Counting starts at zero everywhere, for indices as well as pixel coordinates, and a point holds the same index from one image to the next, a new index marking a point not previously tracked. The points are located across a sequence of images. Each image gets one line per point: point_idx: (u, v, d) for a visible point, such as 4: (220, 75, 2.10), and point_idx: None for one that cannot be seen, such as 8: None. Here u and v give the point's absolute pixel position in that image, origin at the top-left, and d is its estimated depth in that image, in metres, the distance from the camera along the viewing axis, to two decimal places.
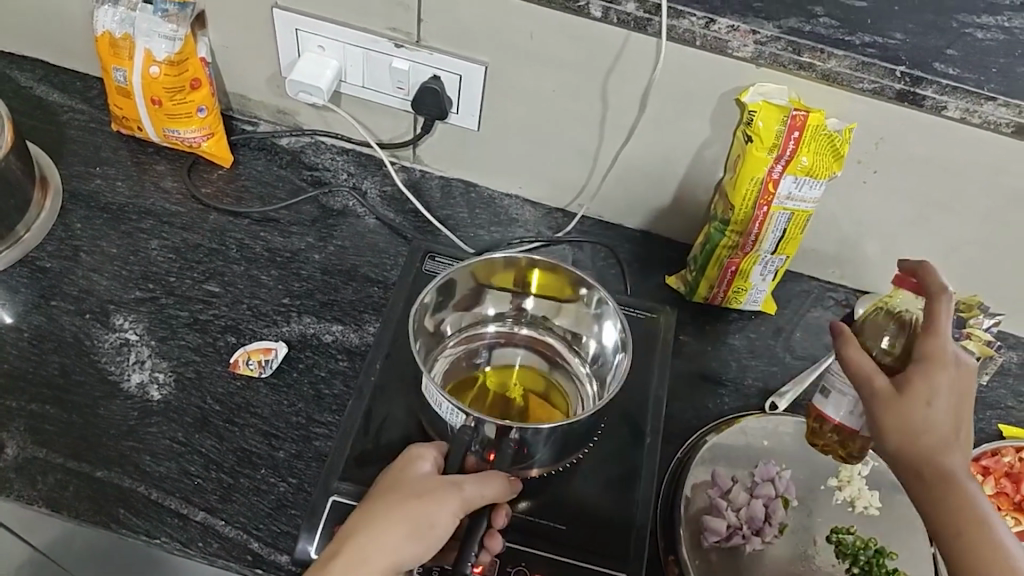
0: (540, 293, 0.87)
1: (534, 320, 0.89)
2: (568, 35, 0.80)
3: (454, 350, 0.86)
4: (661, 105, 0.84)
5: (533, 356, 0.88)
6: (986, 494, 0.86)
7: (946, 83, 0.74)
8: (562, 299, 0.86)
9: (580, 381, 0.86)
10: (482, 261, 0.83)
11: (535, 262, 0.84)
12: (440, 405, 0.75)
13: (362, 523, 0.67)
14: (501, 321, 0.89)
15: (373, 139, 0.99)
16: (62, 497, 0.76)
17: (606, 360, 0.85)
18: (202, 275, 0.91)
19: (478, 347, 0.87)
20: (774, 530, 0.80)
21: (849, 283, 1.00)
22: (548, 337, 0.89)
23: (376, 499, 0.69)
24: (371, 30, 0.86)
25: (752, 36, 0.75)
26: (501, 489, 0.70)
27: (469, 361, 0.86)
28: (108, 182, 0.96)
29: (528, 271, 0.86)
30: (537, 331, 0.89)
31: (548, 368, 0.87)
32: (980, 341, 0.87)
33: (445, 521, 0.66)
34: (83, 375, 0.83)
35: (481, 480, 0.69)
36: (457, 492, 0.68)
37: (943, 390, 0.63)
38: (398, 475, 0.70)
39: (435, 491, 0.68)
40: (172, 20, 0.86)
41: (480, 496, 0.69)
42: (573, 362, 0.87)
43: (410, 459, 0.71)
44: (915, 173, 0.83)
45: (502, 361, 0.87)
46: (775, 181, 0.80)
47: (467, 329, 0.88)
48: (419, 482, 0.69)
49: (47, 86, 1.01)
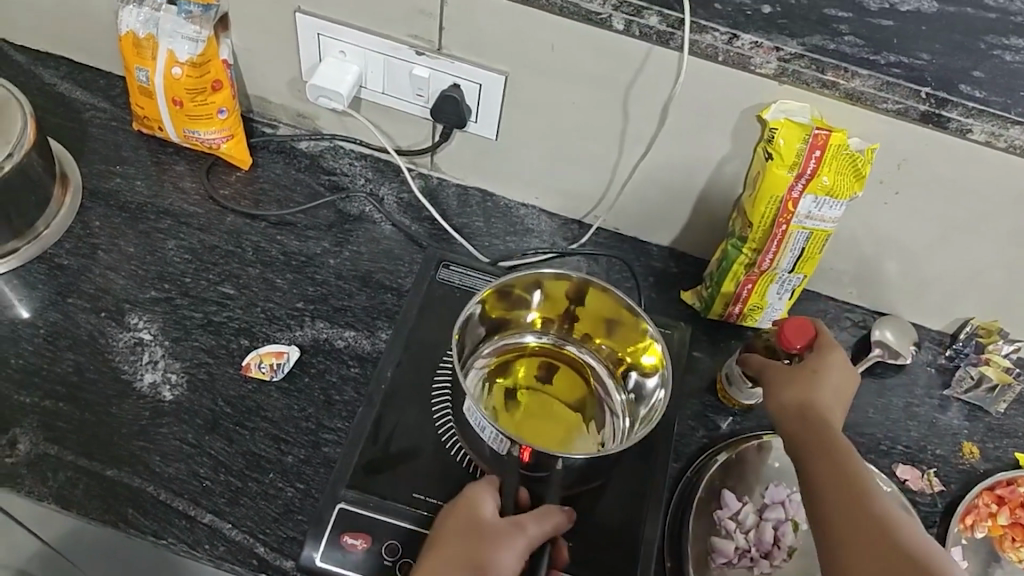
0: (585, 313, 0.86)
1: (575, 336, 0.88)
2: (591, 47, 0.80)
3: (487, 360, 0.85)
4: (682, 119, 0.83)
5: (571, 370, 0.87)
6: (1000, 525, 0.86)
7: (972, 105, 0.73)
8: (608, 322, 0.85)
9: (614, 409, 0.85)
10: (531, 275, 0.82)
11: (589, 285, 0.83)
12: (482, 430, 0.76)
13: (437, 560, 0.69)
14: (542, 331, 0.88)
15: (391, 146, 0.99)
16: (73, 495, 0.77)
17: (647, 393, 0.84)
18: (217, 277, 0.91)
19: (510, 356, 0.86)
20: (783, 554, 0.81)
21: (866, 303, 0.98)
22: (589, 354, 0.88)
23: (446, 537, 0.70)
24: (393, 37, 0.86)
25: (775, 53, 0.74)
26: (561, 523, 0.71)
27: (503, 371, 0.85)
28: (127, 182, 0.96)
29: (579, 292, 0.84)
30: (577, 345, 0.88)
31: (586, 385, 0.86)
32: (998, 368, 0.94)
33: (513, 560, 0.67)
34: (97, 374, 0.84)
35: (540, 518, 0.71)
36: (521, 533, 0.69)
37: (839, 369, 0.76)
38: (463, 515, 0.71)
39: (498, 535, 0.68)
40: (195, 21, 0.86)
41: (541, 534, 0.70)
42: (611, 385, 0.86)
43: (470, 496, 0.73)
44: (936, 196, 0.82)
45: (540, 370, 0.86)
46: (795, 200, 0.79)
47: (503, 338, 0.87)
48: (486, 522, 0.70)
49: (71, 83, 1.02)
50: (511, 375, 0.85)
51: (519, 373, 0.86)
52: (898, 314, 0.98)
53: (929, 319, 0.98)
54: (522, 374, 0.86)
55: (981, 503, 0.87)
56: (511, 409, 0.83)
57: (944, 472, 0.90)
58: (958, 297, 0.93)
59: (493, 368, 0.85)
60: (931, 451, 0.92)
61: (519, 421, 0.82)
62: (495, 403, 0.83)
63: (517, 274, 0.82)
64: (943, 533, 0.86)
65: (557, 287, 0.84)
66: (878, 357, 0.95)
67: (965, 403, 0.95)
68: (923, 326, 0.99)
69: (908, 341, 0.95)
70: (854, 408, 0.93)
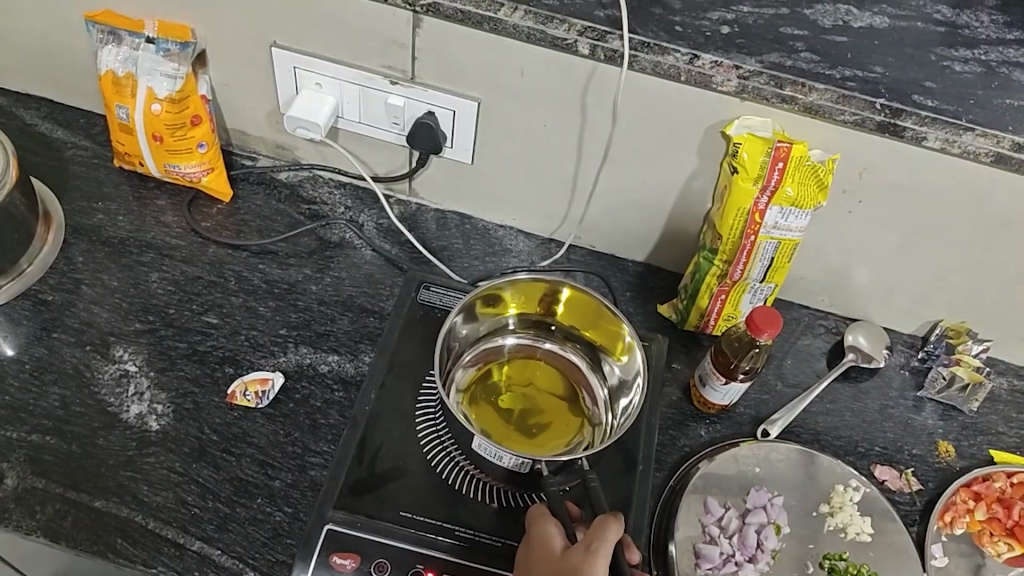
0: (565, 311, 0.89)
1: (557, 335, 0.91)
2: (557, 72, 0.82)
3: (470, 366, 0.88)
4: (649, 138, 0.86)
5: (555, 369, 0.90)
6: (978, 520, 0.89)
7: (925, 114, 0.76)
8: (585, 319, 0.88)
9: (597, 404, 0.88)
10: (507, 281, 0.85)
11: (565, 285, 0.86)
12: (500, 459, 0.77)
13: None
14: (523, 332, 0.91)
15: (368, 173, 1.01)
16: (62, 527, 0.77)
17: (628, 385, 0.87)
18: (201, 307, 0.93)
19: (492, 360, 0.89)
20: (766, 557, 0.82)
21: (837, 311, 1.01)
22: (571, 352, 0.91)
23: None
24: (367, 68, 0.88)
25: (735, 71, 0.77)
26: (619, 528, 0.67)
27: (485, 376, 0.88)
28: (109, 217, 0.98)
29: (556, 292, 0.87)
30: (559, 344, 0.91)
31: (568, 382, 0.90)
32: (969, 367, 0.97)
33: None
34: (83, 407, 0.84)
35: (599, 525, 0.67)
36: (592, 556, 0.65)
37: None
38: (539, 564, 0.69)
39: (575, 565, 0.66)
40: (173, 59, 0.89)
41: (613, 541, 0.67)
42: (594, 381, 0.90)
43: (540, 537, 0.70)
44: (898, 202, 0.85)
45: (522, 373, 0.89)
46: (761, 211, 0.82)
47: (485, 343, 0.90)
48: (561, 561, 0.67)
49: (51, 123, 1.03)
50: (493, 379, 0.88)
51: (501, 375, 0.88)
52: (869, 319, 1.01)
53: (900, 324, 1.00)
54: (504, 381, 0.88)
55: (959, 500, 0.89)
56: (492, 419, 0.85)
57: (921, 471, 0.92)
58: (925, 301, 0.96)
59: (474, 379, 0.88)
60: (907, 451, 0.94)
61: (504, 422, 0.85)
62: (480, 416, 0.85)
63: (492, 282, 0.84)
64: (923, 532, 0.88)
65: (533, 290, 0.87)
66: (852, 362, 0.98)
67: (939, 403, 0.98)
68: (894, 329, 1.02)
69: (881, 345, 0.99)
70: (831, 412, 0.95)
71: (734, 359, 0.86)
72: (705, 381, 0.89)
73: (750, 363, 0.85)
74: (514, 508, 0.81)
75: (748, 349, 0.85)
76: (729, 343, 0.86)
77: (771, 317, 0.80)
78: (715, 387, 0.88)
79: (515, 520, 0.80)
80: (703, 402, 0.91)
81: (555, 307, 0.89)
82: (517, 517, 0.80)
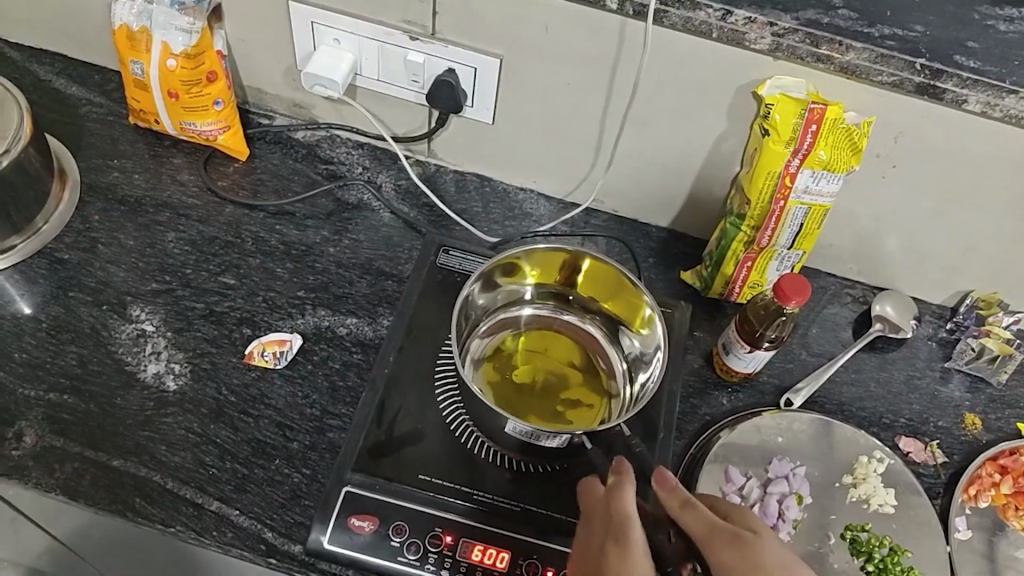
0: (585, 283, 0.88)
1: (576, 306, 0.90)
2: (582, 28, 0.79)
3: (486, 337, 0.87)
4: (676, 99, 0.83)
5: (572, 340, 0.89)
6: (1004, 494, 0.87)
7: (967, 75, 0.72)
8: (605, 290, 0.87)
9: (617, 375, 0.87)
10: (525, 251, 0.83)
11: (585, 255, 0.84)
12: (518, 429, 0.76)
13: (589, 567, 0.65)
14: (541, 303, 0.90)
15: (388, 133, 0.99)
16: (80, 486, 0.77)
17: (647, 358, 0.86)
18: (218, 267, 0.92)
19: (508, 331, 0.88)
20: (788, 527, 0.81)
21: (865, 279, 0.99)
22: (589, 324, 0.89)
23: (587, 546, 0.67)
24: (386, 23, 0.85)
25: (769, 28, 0.73)
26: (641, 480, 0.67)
27: (502, 348, 0.87)
28: (126, 175, 0.96)
29: (576, 262, 0.85)
30: (577, 315, 0.90)
31: (586, 354, 0.88)
32: (999, 338, 0.94)
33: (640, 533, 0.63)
34: (100, 366, 0.84)
35: (629, 481, 0.67)
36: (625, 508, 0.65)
37: None
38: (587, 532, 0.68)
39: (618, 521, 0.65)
40: (188, 13, 0.86)
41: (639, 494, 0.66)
42: (613, 353, 0.88)
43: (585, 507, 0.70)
44: (934, 167, 0.82)
45: (538, 344, 0.88)
46: (792, 174, 0.80)
47: (502, 313, 0.88)
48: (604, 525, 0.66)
49: (66, 79, 1.02)
50: (508, 351, 0.87)
51: (517, 347, 0.87)
52: (897, 288, 0.99)
53: (929, 293, 0.98)
54: (521, 352, 0.87)
55: (985, 473, 0.88)
56: (508, 391, 0.83)
57: (948, 443, 0.91)
58: (957, 270, 0.94)
59: (490, 350, 0.86)
60: (933, 423, 0.92)
61: (522, 394, 0.83)
62: (495, 388, 0.83)
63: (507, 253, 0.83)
64: (947, 504, 0.87)
65: (551, 261, 0.86)
66: (879, 332, 0.96)
67: (967, 375, 0.95)
68: (922, 299, 0.99)
69: (909, 315, 0.97)
70: (856, 382, 0.93)
71: (759, 328, 0.84)
72: (728, 348, 0.88)
73: (776, 332, 0.84)
74: (533, 473, 0.80)
75: (773, 318, 0.83)
76: (755, 310, 0.84)
77: (799, 284, 0.78)
78: (739, 355, 0.86)
79: (534, 485, 0.80)
80: (724, 369, 0.90)
81: (574, 278, 0.88)
82: (536, 482, 0.80)
